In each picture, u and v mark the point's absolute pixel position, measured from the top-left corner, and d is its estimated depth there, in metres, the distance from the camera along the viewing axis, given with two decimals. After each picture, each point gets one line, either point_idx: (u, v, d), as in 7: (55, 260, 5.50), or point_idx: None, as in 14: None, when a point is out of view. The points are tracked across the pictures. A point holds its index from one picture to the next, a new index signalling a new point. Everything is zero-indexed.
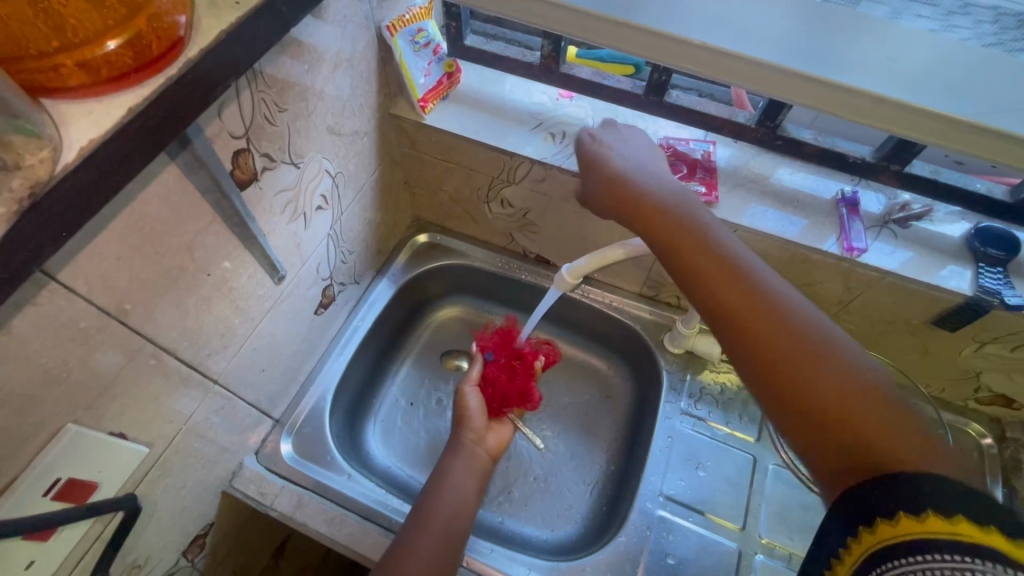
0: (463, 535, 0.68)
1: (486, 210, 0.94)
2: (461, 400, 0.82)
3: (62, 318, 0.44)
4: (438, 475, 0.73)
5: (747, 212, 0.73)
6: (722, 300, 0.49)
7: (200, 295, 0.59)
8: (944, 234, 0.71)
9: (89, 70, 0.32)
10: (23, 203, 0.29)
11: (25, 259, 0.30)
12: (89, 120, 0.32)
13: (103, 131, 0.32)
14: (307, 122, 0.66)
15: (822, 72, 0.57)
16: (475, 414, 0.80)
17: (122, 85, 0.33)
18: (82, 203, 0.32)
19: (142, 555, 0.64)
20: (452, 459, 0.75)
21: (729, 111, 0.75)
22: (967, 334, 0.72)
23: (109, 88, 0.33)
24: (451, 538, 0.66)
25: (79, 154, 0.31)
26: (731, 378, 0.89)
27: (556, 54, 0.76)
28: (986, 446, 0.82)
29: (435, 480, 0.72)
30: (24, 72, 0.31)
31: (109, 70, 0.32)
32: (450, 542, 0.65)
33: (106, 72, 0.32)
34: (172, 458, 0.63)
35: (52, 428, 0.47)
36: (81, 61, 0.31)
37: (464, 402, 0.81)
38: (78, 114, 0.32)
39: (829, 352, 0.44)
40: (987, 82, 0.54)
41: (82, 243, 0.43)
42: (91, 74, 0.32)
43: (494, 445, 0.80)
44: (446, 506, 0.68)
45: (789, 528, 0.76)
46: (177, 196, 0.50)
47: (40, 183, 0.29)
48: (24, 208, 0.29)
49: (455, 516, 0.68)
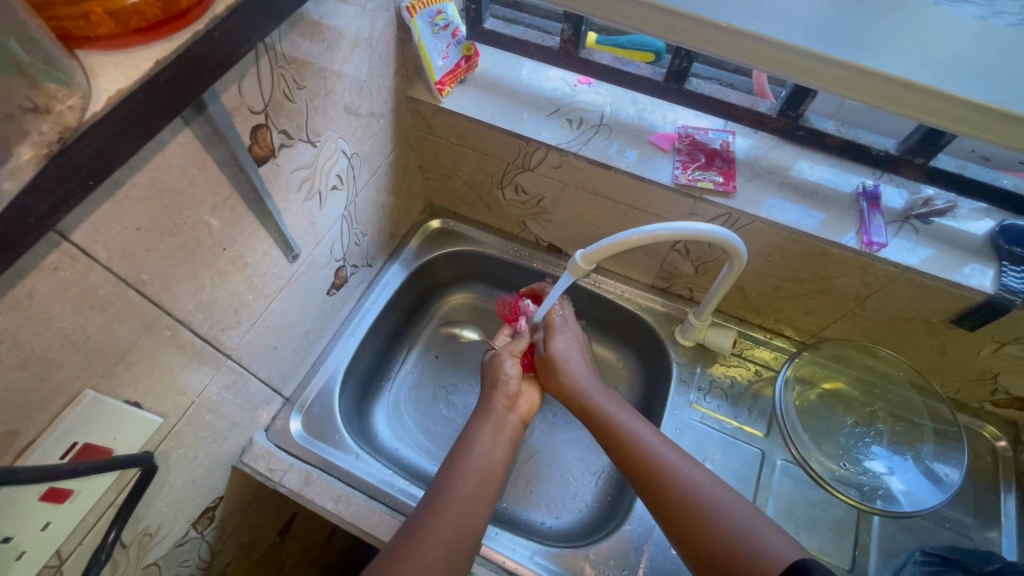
0: (480, 523, 0.66)
1: (500, 196, 0.94)
2: (499, 365, 0.78)
3: (83, 284, 0.45)
4: (450, 463, 0.70)
5: (766, 203, 0.72)
6: (611, 442, 0.70)
7: (215, 269, 0.59)
8: (967, 230, 0.70)
9: (119, 19, 0.34)
10: (51, 146, 0.30)
11: (52, 206, 0.31)
12: (117, 71, 0.33)
13: (132, 81, 0.33)
14: (325, 100, 0.66)
15: (843, 54, 0.56)
16: (512, 380, 0.78)
17: (151, 38, 0.35)
18: (107, 156, 0.33)
19: (154, 523, 0.65)
20: (478, 423, 0.75)
21: (751, 100, 0.73)
22: (987, 334, 0.70)
23: (140, 39, 0.34)
24: (466, 531, 0.64)
25: (109, 102, 0.32)
26: (742, 371, 0.88)
27: (576, 39, 0.75)
28: (1000, 449, 0.81)
29: (451, 464, 0.70)
30: (56, 17, 0.32)
31: (138, 20, 0.34)
32: (465, 534, 0.64)
33: (134, 23, 0.34)
34: (184, 430, 0.64)
35: (71, 393, 0.48)
36: (111, 10, 0.33)
37: (503, 367, 0.78)
38: (106, 68, 0.33)
39: (664, 482, 0.64)
40: (1005, 65, 0.54)
41: (102, 211, 0.44)
42: (120, 24, 0.34)
43: (526, 410, 0.79)
44: (465, 495, 0.66)
45: (796, 524, 0.76)
46: (197, 166, 0.51)
47: (68, 130, 0.31)
48: (53, 151, 0.30)
49: (472, 504, 0.66)
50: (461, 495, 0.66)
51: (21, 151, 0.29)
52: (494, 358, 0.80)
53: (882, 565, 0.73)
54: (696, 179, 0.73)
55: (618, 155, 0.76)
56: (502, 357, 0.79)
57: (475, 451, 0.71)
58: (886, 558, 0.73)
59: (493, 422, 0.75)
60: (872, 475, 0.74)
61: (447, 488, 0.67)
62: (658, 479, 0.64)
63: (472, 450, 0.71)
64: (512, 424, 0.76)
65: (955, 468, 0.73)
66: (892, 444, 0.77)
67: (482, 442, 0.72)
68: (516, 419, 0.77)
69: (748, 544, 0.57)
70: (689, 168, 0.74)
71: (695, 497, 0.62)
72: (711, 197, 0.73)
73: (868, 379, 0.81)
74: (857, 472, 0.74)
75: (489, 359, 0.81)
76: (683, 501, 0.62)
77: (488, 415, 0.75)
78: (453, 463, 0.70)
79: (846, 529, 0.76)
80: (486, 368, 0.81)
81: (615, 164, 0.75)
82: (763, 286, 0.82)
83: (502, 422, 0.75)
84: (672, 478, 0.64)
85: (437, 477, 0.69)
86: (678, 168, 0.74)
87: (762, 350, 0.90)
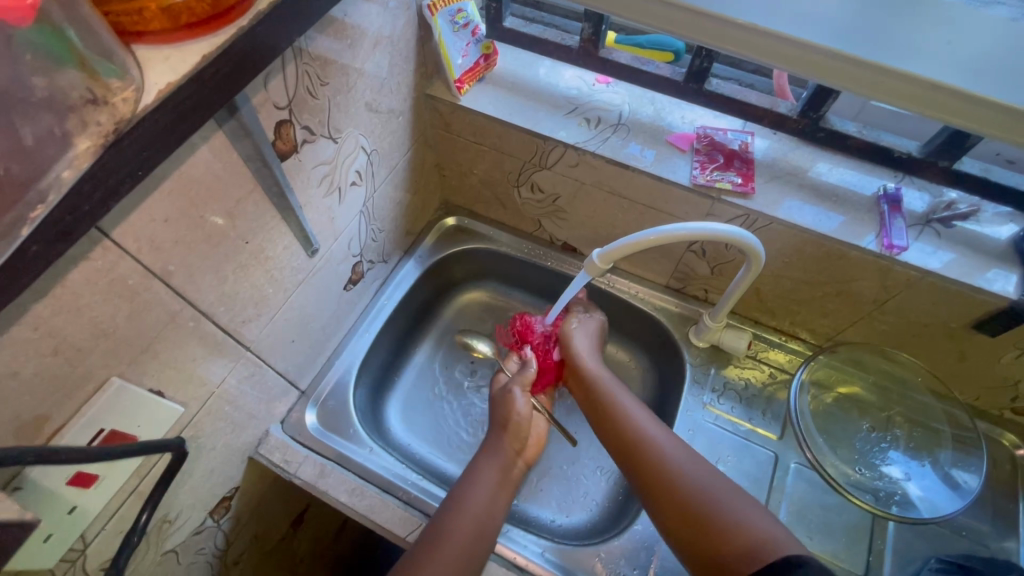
0: (493, 536, 0.67)
1: (515, 194, 0.94)
2: (509, 399, 0.78)
3: (112, 274, 0.46)
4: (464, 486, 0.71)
5: (784, 204, 0.72)
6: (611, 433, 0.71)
7: (237, 262, 0.60)
8: (991, 235, 0.69)
9: (170, 14, 0.34)
10: (108, 136, 0.32)
11: (103, 194, 0.33)
12: (166, 65, 0.35)
13: (181, 75, 0.35)
14: (347, 97, 0.66)
15: (870, 55, 0.55)
16: (522, 419, 0.76)
17: (197, 33, 0.36)
18: (154, 147, 0.35)
19: (173, 510, 0.67)
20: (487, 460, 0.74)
21: (771, 101, 0.73)
22: (1008, 340, 0.69)
23: (187, 34, 0.36)
24: (478, 539, 0.65)
25: (159, 95, 0.34)
26: (756, 374, 0.88)
27: (596, 38, 0.75)
28: (1020, 457, 0.80)
29: (464, 489, 0.70)
30: (112, 13, 0.34)
31: (189, 16, 0.35)
32: (478, 544, 0.65)
33: (185, 19, 0.35)
34: (204, 419, 0.65)
35: (99, 379, 0.49)
36: (163, 6, 0.34)
37: (511, 402, 0.77)
38: (155, 60, 0.35)
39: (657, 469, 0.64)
40: None
41: (134, 202, 0.45)
42: (172, 19, 0.35)
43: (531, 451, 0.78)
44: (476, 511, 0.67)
45: (809, 528, 0.75)
46: (223, 160, 0.51)
47: (123, 120, 0.32)
48: (107, 142, 0.32)
49: (484, 515, 0.67)
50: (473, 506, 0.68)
51: (80, 142, 0.31)
52: (503, 394, 0.79)
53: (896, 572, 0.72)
54: (714, 179, 0.73)
55: (636, 155, 0.76)
56: (511, 393, 0.78)
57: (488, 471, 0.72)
58: (901, 564, 0.73)
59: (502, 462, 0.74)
60: (889, 480, 0.73)
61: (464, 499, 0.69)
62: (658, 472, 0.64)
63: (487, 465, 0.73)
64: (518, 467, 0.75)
65: (974, 475, 0.72)
66: (909, 450, 0.76)
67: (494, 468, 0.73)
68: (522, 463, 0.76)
69: (746, 544, 0.56)
70: (707, 169, 0.74)
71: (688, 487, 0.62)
72: (729, 197, 0.72)
73: (884, 383, 0.80)
74: (872, 477, 0.74)
75: (500, 391, 0.80)
76: (685, 498, 0.61)
77: (493, 453, 0.75)
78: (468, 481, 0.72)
79: (860, 534, 0.75)
80: (494, 404, 0.79)
81: (632, 164, 0.75)
82: (779, 288, 0.82)
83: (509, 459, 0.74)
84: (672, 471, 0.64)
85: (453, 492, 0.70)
86: (696, 169, 0.74)
87: (777, 352, 0.90)
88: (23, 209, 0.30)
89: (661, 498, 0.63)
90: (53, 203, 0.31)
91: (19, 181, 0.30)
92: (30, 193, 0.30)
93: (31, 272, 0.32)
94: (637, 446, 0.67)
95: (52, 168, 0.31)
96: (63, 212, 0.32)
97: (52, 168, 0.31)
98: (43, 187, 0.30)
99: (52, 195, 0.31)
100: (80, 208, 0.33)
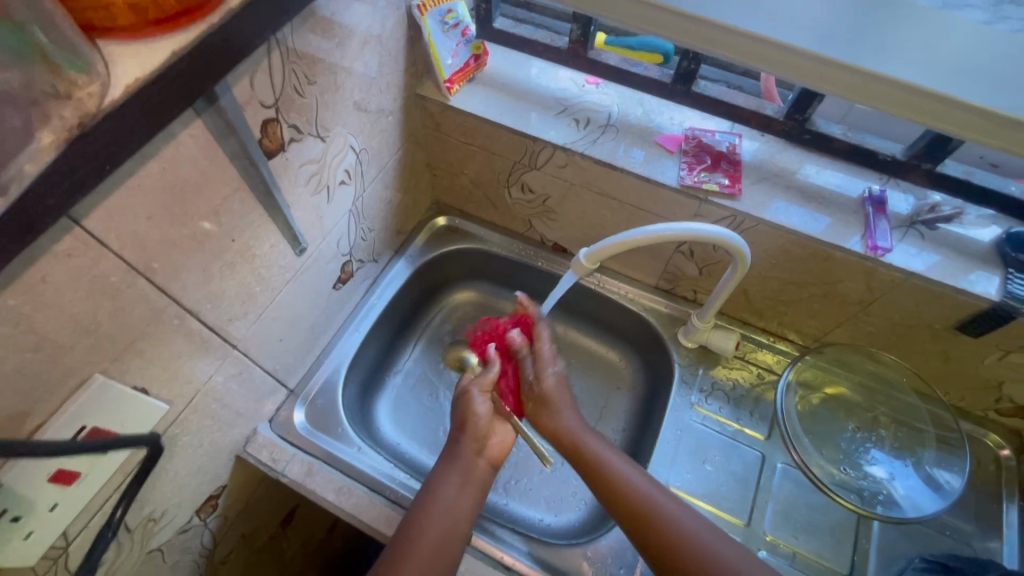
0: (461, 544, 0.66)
1: (506, 194, 0.94)
2: (467, 401, 0.75)
3: (94, 271, 0.46)
4: (426, 492, 0.69)
5: (771, 206, 0.72)
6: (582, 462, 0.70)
7: (224, 261, 0.60)
8: (974, 237, 0.70)
9: (138, 10, 0.35)
10: (72, 130, 0.32)
11: (73, 186, 0.34)
12: (134, 60, 0.35)
13: (148, 71, 0.35)
14: (335, 96, 0.66)
15: (857, 59, 0.56)
16: (481, 419, 0.73)
17: (169, 29, 0.36)
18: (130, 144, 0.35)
19: (158, 509, 0.66)
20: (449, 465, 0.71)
21: (757, 102, 0.75)
22: (991, 341, 0.70)
23: (156, 30, 0.36)
24: (450, 548, 0.64)
25: (126, 90, 0.34)
26: (744, 375, 0.88)
27: (585, 39, 0.77)
28: (1003, 458, 0.81)
29: (427, 490, 0.69)
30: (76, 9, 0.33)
31: (157, 12, 0.35)
32: (449, 548, 0.64)
33: (153, 15, 0.35)
34: (189, 417, 0.65)
35: (81, 377, 0.49)
36: (130, 3, 0.34)
37: (470, 404, 0.74)
38: (126, 56, 0.35)
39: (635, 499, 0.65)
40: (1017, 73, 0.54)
41: (117, 199, 0.45)
42: (139, 15, 0.35)
43: (497, 451, 0.74)
44: (441, 517, 0.66)
45: (795, 528, 0.76)
46: (208, 158, 0.52)
47: (90, 115, 0.33)
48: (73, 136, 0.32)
49: (453, 520, 0.66)
50: (440, 512, 0.66)
51: (44, 135, 0.31)
52: (462, 396, 0.76)
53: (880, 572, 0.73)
54: (702, 180, 0.73)
55: (625, 156, 0.77)
56: (470, 394, 0.75)
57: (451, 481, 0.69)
58: (885, 565, 0.73)
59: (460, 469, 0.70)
60: (873, 480, 0.74)
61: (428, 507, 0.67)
62: (658, 526, 0.63)
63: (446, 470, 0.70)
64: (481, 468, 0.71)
65: (957, 476, 0.72)
66: (893, 450, 0.77)
67: (452, 479, 0.69)
68: (486, 463, 0.72)
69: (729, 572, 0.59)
70: (694, 170, 0.74)
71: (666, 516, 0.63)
72: (716, 198, 0.73)
73: (871, 384, 0.81)
74: (857, 476, 0.74)
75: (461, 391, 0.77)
76: (666, 527, 0.63)
77: (455, 457, 0.71)
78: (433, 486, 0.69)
79: (845, 534, 0.75)
80: (455, 405, 0.76)
81: (621, 164, 0.76)
82: (767, 289, 0.82)
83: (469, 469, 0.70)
84: (660, 513, 0.64)
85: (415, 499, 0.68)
86: (683, 170, 0.75)
87: (765, 353, 0.90)
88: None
89: (652, 542, 0.62)
90: (15, 196, 0.31)
91: None
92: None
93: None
94: (617, 486, 0.66)
95: (14, 161, 0.31)
96: (31, 203, 0.32)
97: (15, 159, 0.31)
98: (4, 180, 0.30)
99: (15, 187, 0.30)
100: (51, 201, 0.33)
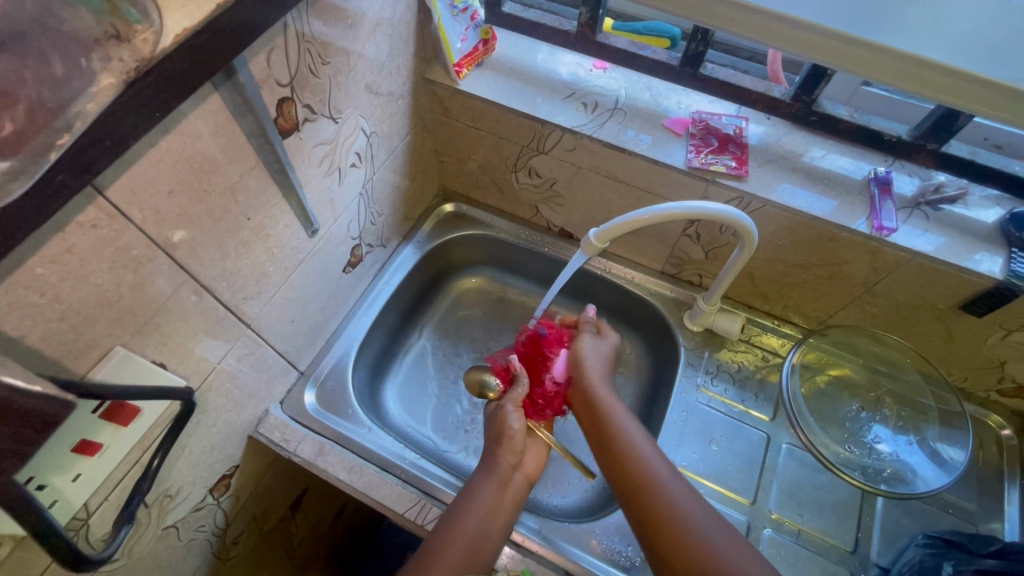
0: (489, 558, 0.65)
1: (513, 180, 0.95)
2: (500, 416, 0.76)
3: (117, 243, 0.46)
4: (458, 503, 0.69)
5: (778, 188, 0.73)
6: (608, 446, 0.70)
7: (239, 239, 0.61)
8: (978, 218, 0.71)
9: None
10: (127, 73, 0.35)
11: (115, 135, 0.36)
12: (183, 11, 0.37)
13: (195, 21, 0.37)
14: (347, 78, 0.67)
15: (867, 34, 0.57)
16: (516, 434, 0.74)
17: None
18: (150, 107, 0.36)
19: (174, 485, 0.67)
20: (480, 478, 0.71)
21: (765, 85, 0.74)
22: (994, 320, 0.71)
23: None
24: (478, 556, 0.64)
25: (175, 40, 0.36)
26: (749, 358, 0.89)
27: (594, 22, 0.77)
28: (1005, 438, 0.82)
29: (460, 501, 0.69)
30: None
31: None
32: (478, 558, 0.64)
33: None
34: (206, 394, 0.66)
35: (104, 347, 0.50)
36: None
37: (504, 418, 0.75)
38: (173, 7, 0.37)
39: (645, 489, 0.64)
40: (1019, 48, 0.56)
41: (141, 171, 0.45)
42: None
43: (531, 468, 0.74)
44: (473, 527, 0.66)
45: (800, 505, 0.77)
46: (225, 135, 0.52)
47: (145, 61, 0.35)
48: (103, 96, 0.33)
49: (480, 534, 0.66)
50: (471, 518, 0.66)
51: (102, 77, 0.34)
52: (496, 411, 0.78)
53: (883, 548, 0.74)
54: (709, 162, 0.74)
55: (634, 139, 0.77)
56: (504, 409, 0.76)
57: (483, 496, 0.68)
58: (888, 541, 0.74)
59: (495, 480, 0.70)
60: (878, 457, 0.75)
61: (460, 515, 0.67)
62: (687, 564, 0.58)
63: (484, 478, 0.70)
64: (517, 485, 0.71)
65: (958, 453, 0.73)
66: (898, 428, 0.78)
67: (484, 493, 0.69)
68: (522, 479, 0.72)
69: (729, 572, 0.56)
70: (701, 152, 0.75)
71: (673, 505, 0.62)
72: (723, 180, 0.74)
73: (874, 365, 0.82)
74: (861, 455, 0.75)
75: (494, 410, 0.78)
76: (668, 515, 0.61)
77: (490, 471, 0.71)
78: (464, 498, 0.69)
79: (849, 511, 0.77)
80: (490, 420, 0.77)
81: (629, 147, 0.77)
82: (773, 272, 0.83)
83: (506, 482, 0.70)
84: (668, 502, 0.62)
85: (450, 508, 0.69)
86: (691, 152, 0.75)
87: (770, 336, 0.91)
88: (52, 134, 0.32)
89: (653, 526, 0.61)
90: (77, 132, 0.33)
91: (49, 106, 0.32)
92: (60, 119, 0.33)
93: (47, 210, 0.35)
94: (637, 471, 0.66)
95: (76, 100, 0.33)
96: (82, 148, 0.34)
97: (75, 101, 0.33)
98: (70, 116, 0.33)
99: (78, 124, 0.33)
100: (81, 150, 0.35)
